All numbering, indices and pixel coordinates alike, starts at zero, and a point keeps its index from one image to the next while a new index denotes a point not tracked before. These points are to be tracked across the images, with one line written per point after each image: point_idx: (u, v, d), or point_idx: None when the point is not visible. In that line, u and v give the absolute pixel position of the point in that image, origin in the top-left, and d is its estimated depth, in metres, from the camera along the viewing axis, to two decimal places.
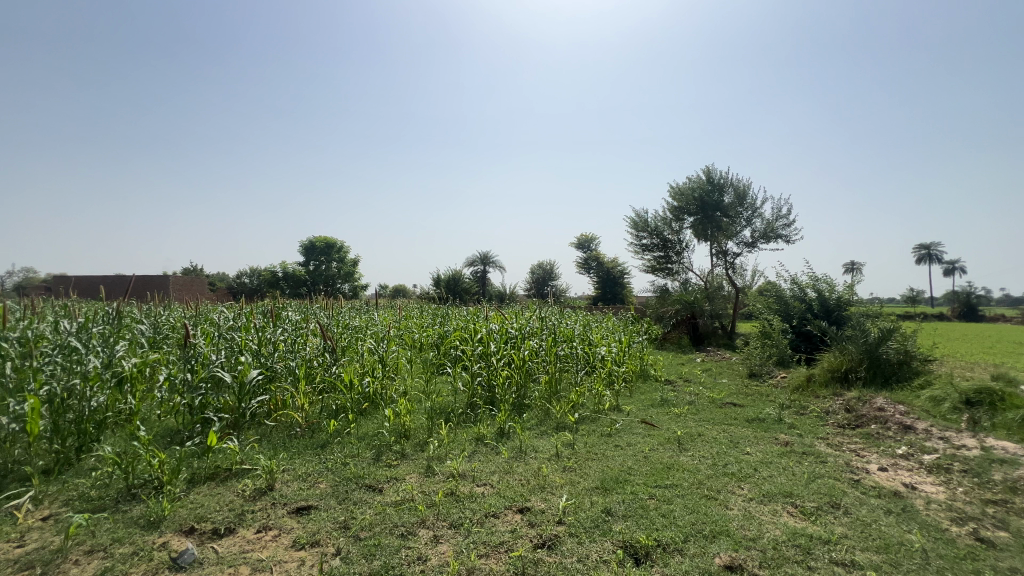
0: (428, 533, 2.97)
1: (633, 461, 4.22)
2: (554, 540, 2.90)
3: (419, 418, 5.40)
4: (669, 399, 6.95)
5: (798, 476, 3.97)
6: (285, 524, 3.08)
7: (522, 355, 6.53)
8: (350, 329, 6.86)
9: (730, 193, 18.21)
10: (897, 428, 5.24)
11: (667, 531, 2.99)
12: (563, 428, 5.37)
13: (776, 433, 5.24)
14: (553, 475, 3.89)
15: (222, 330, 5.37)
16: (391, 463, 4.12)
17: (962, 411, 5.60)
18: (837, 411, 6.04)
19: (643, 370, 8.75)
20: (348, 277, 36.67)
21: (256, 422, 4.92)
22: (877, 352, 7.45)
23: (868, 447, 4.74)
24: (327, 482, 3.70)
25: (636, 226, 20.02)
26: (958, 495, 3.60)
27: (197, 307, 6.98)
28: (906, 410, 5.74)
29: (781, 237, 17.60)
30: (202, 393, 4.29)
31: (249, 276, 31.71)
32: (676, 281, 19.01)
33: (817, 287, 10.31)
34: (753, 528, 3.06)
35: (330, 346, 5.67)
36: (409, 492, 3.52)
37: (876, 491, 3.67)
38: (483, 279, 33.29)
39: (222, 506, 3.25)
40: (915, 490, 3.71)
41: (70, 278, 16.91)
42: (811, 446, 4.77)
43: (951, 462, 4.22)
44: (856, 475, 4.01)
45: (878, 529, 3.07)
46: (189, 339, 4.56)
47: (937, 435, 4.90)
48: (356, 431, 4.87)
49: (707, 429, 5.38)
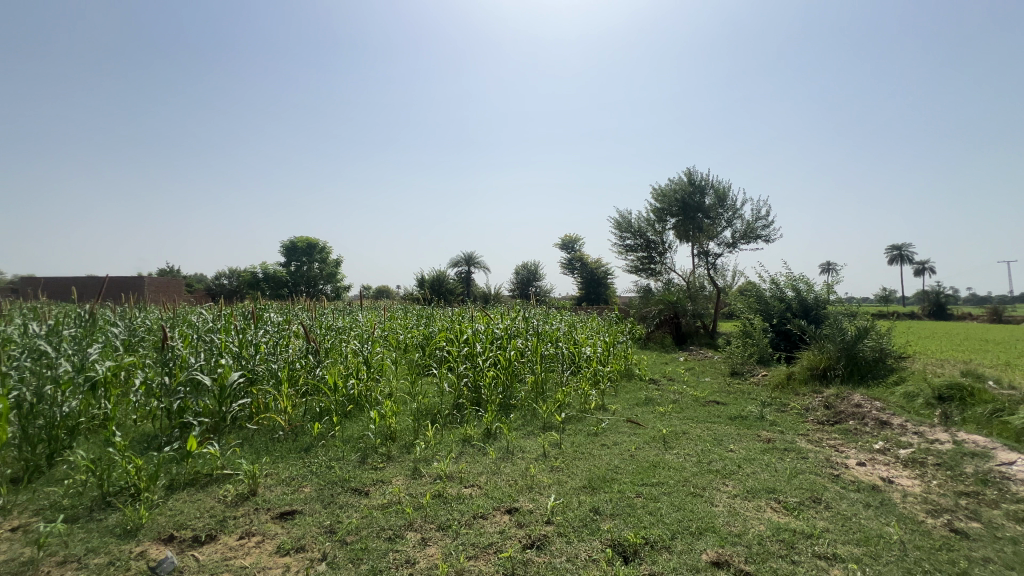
0: (416, 535, 2.94)
1: (619, 460, 4.25)
2: (543, 540, 2.89)
3: (405, 420, 5.35)
4: (653, 397, 7.02)
5: (780, 472, 4.05)
6: (269, 530, 3.01)
7: (508, 355, 6.51)
8: (334, 330, 6.76)
9: (711, 195, 18.49)
10: (874, 423, 5.38)
11: (655, 528, 3.02)
12: (549, 428, 5.38)
13: (758, 430, 5.34)
14: (541, 475, 3.89)
15: (201, 333, 5.25)
16: (377, 466, 4.07)
17: (935, 406, 5.78)
18: (816, 408, 6.17)
19: (627, 370, 8.82)
20: (331, 278, 36.13)
21: (237, 427, 4.81)
22: (854, 350, 7.64)
23: (847, 443, 4.85)
24: (311, 486, 3.64)
25: (620, 227, 20.20)
26: (933, 488, 3.71)
27: (174, 309, 6.79)
28: (882, 407, 5.90)
29: (761, 237, 17.94)
30: (180, 397, 4.19)
31: (228, 277, 31.03)
32: (659, 282, 19.25)
33: (796, 287, 10.56)
34: (738, 524, 3.11)
35: (312, 348, 5.59)
36: (396, 495, 3.47)
37: (855, 485, 3.76)
38: (467, 279, 33.21)
39: (202, 513, 3.17)
40: (893, 484, 3.81)
41: (39, 279, 16.41)
42: (793, 443, 4.87)
43: (925, 456, 4.35)
44: (836, 470, 4.10)
45: (858, 522, 3.15)
46: (167, 342, 4.46)
47: (912, 430, 5.05)
48: (340, 434, 4.79)
49: (691, 427, 5.45)
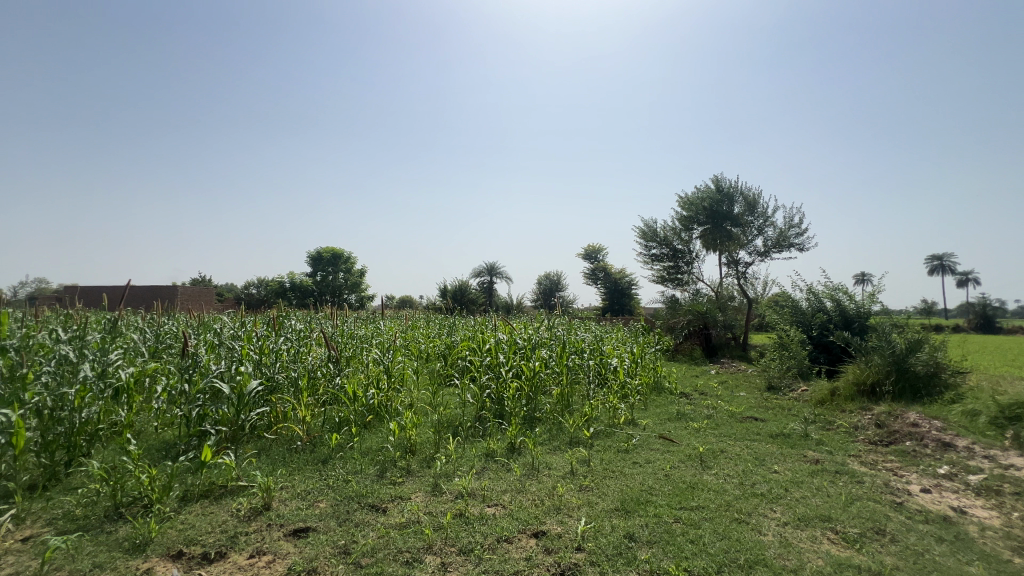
0: (435, 560, 2.71)
1: (654, 480, 3.95)
2: (573, 569, 2.64)
3: (425, 431, 5.17)
4: (685, 412, 6.65)
5: (834, 498, 3.67)
6: (281, 548, 2.83)
7: (532, 365, 6.28)
8: (355, 338, 6.65)
9: (740, 203, 17.94)
10: (935, 445, 4.91)
11: (698, 559, 2.71)
12: (576, 443, 5.10)
13: (804, 450, 4.93)
14: (569, 496, 3.62)
15: (224, 339, 5.21)
16: (395, 480, 3.87)
17: (1003, 426, 5.24)
18: (866, 427, 5.70)
19: (656, 383, 8.44)
20: (355, 286, 36.39)
21: (255, 436, 4.70)
22: (905, 364, 7.12)
23: (907, 467, 4.42)
24: (327, 501, 3.47)
25: (645, 236, 19.81)
26: (1015, 522, 3.29)
27: (199, 315, 6.80)
28: (942, 426, 5.40)
29: (794, 246, 17.26)
30: (199, 405, 4.10)
31: (256, 287, 31.82)
32: (686, 292, 18.70)
33: (835, 297, 10.06)
34: (793, 557, 2.78)
35: (333, 357, 5.47)
36: (415, 513, 3.26)
37: (923, 515, 3.36)
38: (488, 289, 33.06)
39: (213, 527, 3.02)
40: (967, 515, 3.40)
41: (76, 287, 17.08)
42: (844, 465, 4.45)
43: (1001, 483, 3.90)
44: (898, 497, 3.70)
45: (932, 560, 2.78)
46: (188, 349, 4.40)
47: (980, 454, 4.57)
48: (359, 445, 4.62)
49: (729, 445, 5.09)
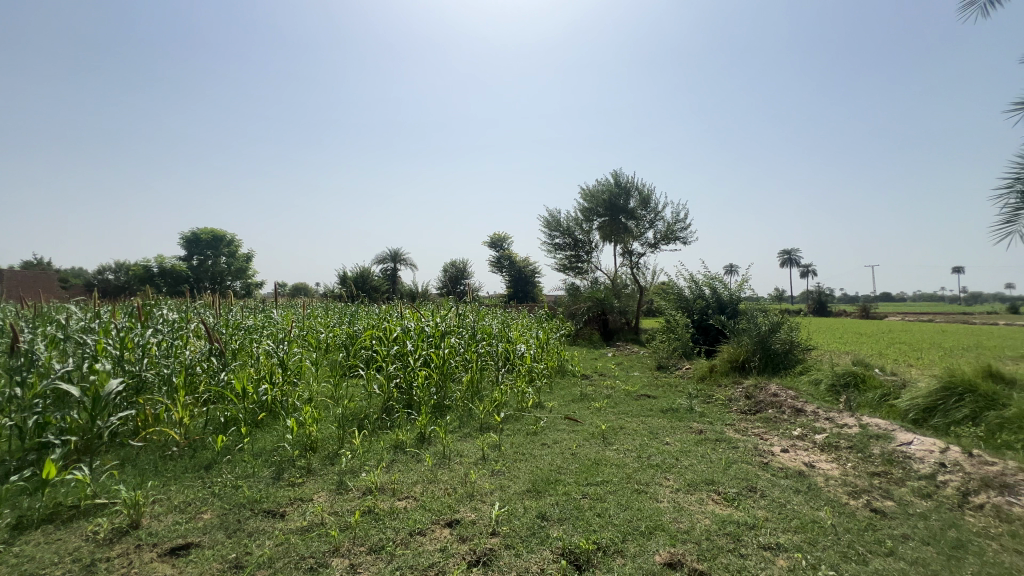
0: (343, 562, 2.55)
1: (562, 460, 4.11)
2: (489, 555, 2.64)
3: (328, 426, 4.85)
4: (587, 393, 7.03)
5: (715, 463, 4.12)
6: (155, 571, 2.46)
7: (442, 352, 6.17)
8: (243, 329, 5.98)
9: (635, 198, 19.20)
10: (790, 411, 5.76)
11: (605, 532, 2.87)
12: (487, 429, 5.14)
13: (690, 422, 5.47)
14: (481, 482, 3.62)
15: (71, 333, 4.36)
16: (295, 482, 3.56)
17: (838, 392, 6.32)
18: (739, 399, 6.50)
19: (560, 366, 8.82)
20: (240, 273, 33.02)
21: (116, 445, 4.03)
22: (768, 343, 8.22)
23: (770, 431, 5.13)
24: (213, 511, 3.09)
25: (549, 226, 20.48)
26: (849, 470, 3.99)
27: (36, 305, 5.61)
28: (795, 395, 6.33)
29: (679, 239, 18.99)
30: (38, 411, 3.39)
31: (114, 272, 27.34)
32: (586, 280, 19.76)
33: (713, 285, 11.27)
34: (685, 520, 3.06)
35: (217, 350, 4.86)
36: (319, 514, 3.03)
37: (784, 472, 3.92)
38: (393, 277, 31.96)
39: (61, 557, 2.52)
40: (816, 468, 4.04)
41: None
42: (722, 433, 5.03)
43: (838, 440, 4.70)
44: (765, 458, 4.27)
45: (792, 509, 3.25)
46: (19, 345, 3.55)
47: (824, 416, 5.45)
48: (250, 447, 4.18)
49: (627, 422, 5.48)
